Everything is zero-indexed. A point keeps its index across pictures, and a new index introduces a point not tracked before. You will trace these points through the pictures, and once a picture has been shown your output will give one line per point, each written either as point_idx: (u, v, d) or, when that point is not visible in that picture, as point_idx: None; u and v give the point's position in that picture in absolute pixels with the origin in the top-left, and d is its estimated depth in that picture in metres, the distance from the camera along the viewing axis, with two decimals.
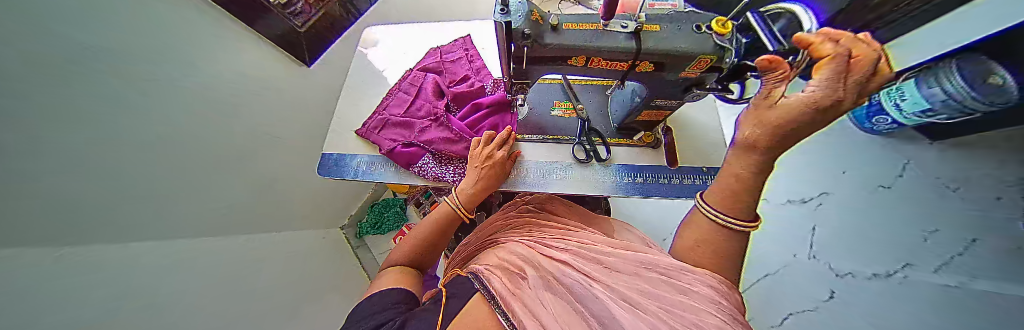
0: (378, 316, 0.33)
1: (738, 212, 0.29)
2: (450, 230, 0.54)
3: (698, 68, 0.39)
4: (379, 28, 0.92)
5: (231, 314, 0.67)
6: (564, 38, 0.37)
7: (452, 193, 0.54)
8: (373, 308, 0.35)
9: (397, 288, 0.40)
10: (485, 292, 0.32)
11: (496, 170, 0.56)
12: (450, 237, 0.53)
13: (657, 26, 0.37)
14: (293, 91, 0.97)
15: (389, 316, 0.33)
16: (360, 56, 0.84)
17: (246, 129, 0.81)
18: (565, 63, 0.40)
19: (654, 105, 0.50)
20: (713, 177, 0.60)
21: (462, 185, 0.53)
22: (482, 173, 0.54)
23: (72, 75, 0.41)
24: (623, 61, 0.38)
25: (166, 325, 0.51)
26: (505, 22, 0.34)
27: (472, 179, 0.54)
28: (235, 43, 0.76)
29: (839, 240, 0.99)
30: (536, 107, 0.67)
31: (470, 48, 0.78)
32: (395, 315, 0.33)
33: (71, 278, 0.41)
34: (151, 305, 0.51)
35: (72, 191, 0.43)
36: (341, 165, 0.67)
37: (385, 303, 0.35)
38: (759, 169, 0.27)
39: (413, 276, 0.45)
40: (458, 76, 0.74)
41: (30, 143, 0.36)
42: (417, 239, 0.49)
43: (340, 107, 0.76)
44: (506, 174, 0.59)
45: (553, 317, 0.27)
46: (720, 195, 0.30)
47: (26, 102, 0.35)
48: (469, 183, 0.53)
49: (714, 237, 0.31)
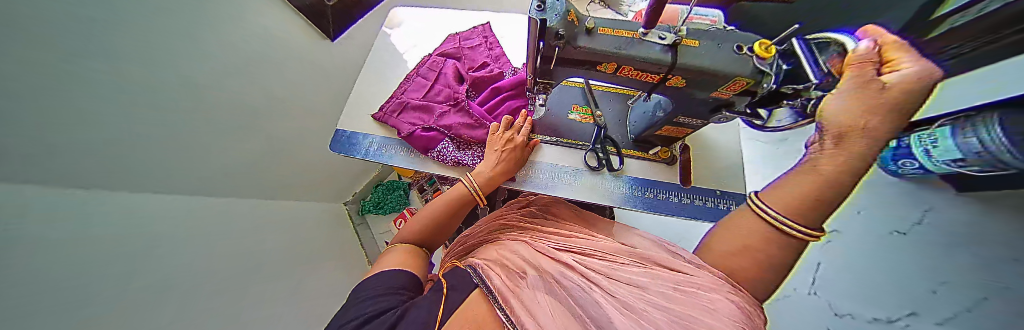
0: (380, 300, 0.33)
1: (807, 218, 0.25)
2: (460, 214, 0.53)
3: (731, 90, 0.37)
4: (404, 10, 0.91)
5: (241, 292, 0.67)
6: (597, 43, 0.35)
7: (469, 175, 0.54)
8: (376, 289, 0.35)
9: (402, 270, 0.40)
10: (485, 288, 0.32)
11: (516, 154, 0.56)
12: (461, 219, 0.53)
13: (696, 41, 0.35)
14: (313, 62, 0.98)
15: (392, 302, 0.33)
16: (384, 36, 0.84)
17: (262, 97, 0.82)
18: (594, 68, 0.39)
19: (676, 122, 0.49)
20: (727, 202, 0.58)
21: (480, 168, 0.54)
22: (502, 156, 0.55)
23: (75, 63, 0.41)
24: (655, 73, 0.37)
25: (176, 310, 0.50)
26: (541, 20, 0.33)
27: (490, 164, 0.54)
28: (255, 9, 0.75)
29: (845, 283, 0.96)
30: (554, 108, 0.66)
31: (490, 36, 0.77)
32: (397, 301, 0.33)
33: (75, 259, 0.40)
34: (161, 288, 0.50)
35: (65, 172, 0.44)
36: (353, 143, 0.67)
37: (388, 286, 0.36)
38: (835, 185, 0.25)
39: (418, 256, 0.46)
40: (477, 62, 0.73)
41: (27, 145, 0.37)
42: (422, 221, 0.49)
43: (359, 86, 0.76)
44: (525, 161, 0.59)
45: (551, 319, 0.27)
46: (779, 197, 0.27)
47: (16, 106, 0.35)
48: (488, 166, 0.54)
49: (764, 243, 0.27)
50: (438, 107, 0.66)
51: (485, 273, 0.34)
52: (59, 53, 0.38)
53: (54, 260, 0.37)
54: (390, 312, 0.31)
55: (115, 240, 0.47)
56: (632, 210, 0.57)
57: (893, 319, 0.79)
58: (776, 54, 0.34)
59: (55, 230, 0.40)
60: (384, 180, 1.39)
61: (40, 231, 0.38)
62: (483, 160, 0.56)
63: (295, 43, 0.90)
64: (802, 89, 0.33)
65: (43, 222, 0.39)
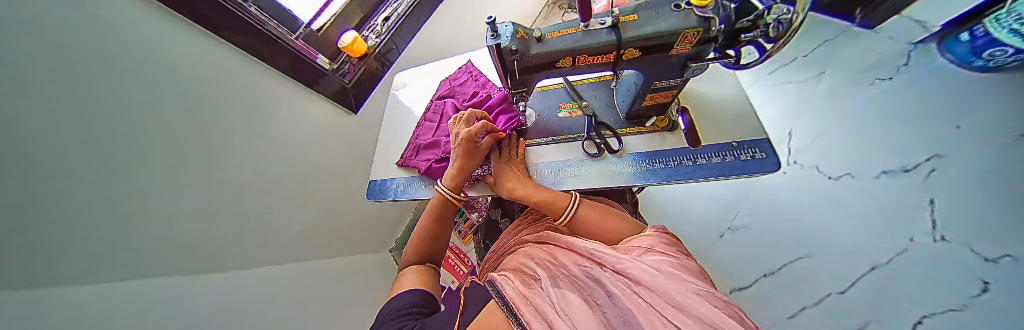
0: (402, 320, 0.36)
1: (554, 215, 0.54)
2: (448, 216, 0.60)
3: (687, 43, 0.39)
4: (404, 73, 1.09)
5: None
6: (549, 46, 0.41)
7: (440, 184, 0.61)
8: (390, 314, 0.38)
9: (414, 290, 0.43)
10: (497, 298, 0.33)
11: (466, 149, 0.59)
12: (450, 221, 0.60)
13: (634, 15, 0.39)
14: (342, 134, 1.19)
15: (403, 323, 0.35)
16: (393, 97, 1.01)
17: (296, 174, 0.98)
18: (555, 67, 0.45)
19: (656, 88, 0.50)
20: (747, 151, 0.54)
21: (446, 175, 0.61)
22: (458, 153, 0.60)
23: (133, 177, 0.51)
24: (607, 53, 0.41)
25: None
26: (496, 45, 0.41)
27: (451, 162, 0.63)
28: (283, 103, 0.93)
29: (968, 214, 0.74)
30: (544, 112, 0.72)
31: (473, 70, 0.88)
32: (414, 320, 0.36)
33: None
34: None
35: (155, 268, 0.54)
36: (384, 189, 0.78)
37: (406, 306, 0.39)
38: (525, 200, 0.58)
39: (427, 273, 0.51)
40: (468, 94, 0.83)
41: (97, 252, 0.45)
42: (417, 236, 0.56)
43: (381, 142, 0.90)
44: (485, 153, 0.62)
45: (561, 315, 0.28)
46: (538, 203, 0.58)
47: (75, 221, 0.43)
48: (452, 169, 0.61)
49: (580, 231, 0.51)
50: (444, 140, 0.75)
51: (498, 283, 0.36)
52: (115, 163, 0.49)
53: (163, 309, 0.49)
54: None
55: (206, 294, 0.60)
56: (645, 185, 0.55)
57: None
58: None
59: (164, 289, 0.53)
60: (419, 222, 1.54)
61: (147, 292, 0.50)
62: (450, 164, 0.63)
63: (323, 122, 1.10)
64: (755, 18, 0.34)
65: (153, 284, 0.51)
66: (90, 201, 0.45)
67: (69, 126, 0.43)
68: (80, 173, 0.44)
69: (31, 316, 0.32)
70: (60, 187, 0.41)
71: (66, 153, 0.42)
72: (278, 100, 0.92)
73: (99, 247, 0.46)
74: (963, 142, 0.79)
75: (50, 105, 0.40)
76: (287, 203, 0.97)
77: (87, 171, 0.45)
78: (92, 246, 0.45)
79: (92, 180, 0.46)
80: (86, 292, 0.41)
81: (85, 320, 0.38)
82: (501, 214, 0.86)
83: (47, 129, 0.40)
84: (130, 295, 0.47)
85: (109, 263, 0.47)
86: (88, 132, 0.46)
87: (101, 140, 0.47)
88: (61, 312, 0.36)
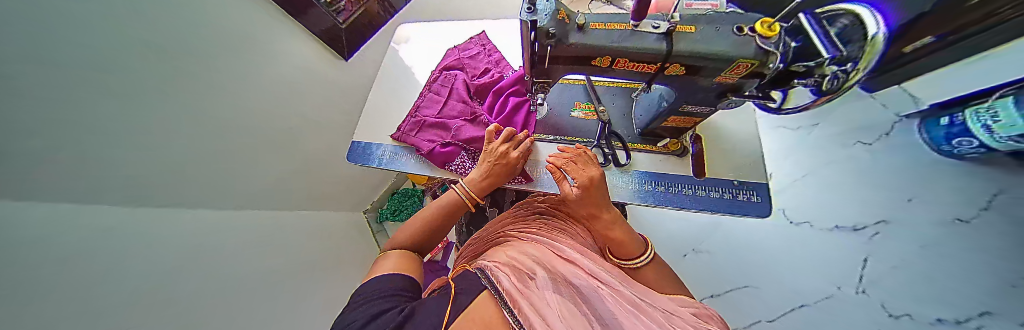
0: (384, 301, 0.32)
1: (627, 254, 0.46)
2: (456, 216, 0.54)
3: (735, 73, 0.36)
4: (410, 25, 0.97)
5: (275, 305, 0.70)
6: (590, 38, 0.36)
7: (462, 182, 0.55)
8: (373, 293, 0.34)
9: (397, 274, 0.39)
10: (492, 290, 0.31)
11: (505, 170, 0.55)
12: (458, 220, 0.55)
13: (692, 27, 0.34)
14: (331, 82, 1.05)
15: (390, 305, 0.32)
16: (393, 51, 0.89)
17: (276, 120, 0.88)
18: (588, 63, 0.40)
19: (681, 111, 0.48)
20: (745, 192, 0.55)
21: (472, 175, 0.55)
22: (491, 169, 0.55)
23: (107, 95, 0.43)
24: (651, 63, 0.36)
25: (225, 321, 0.54)
26: (531, 22, 0.34)
27: (481, 171, 0.55)
28: (267, 33, 0.79)
29: (907, 285, 0.88)
30: (556, 107, 0.67)
31: (487, 44, 0.80)
32: (398, 304, 0.33)
33: (137, 279, 0.43)
34: (210, 305, 0.53)
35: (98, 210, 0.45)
36: (368, 154, 0.71)
37: (391, 288, 0.35)
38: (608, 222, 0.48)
39: (413, 260, 0.45)
40: (479, 69, 0.75)
41: (46, 182, 0.38)
42: (413, 225, 0.50)
43: (373, 102, 0.80)
44: (516, 174, 0.58)
45: (559, 319, 0.27)
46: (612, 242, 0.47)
47: (41, 146, 0.36)
48: (479, 176, 0.55)
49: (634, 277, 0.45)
50: (453, 122, 0.66)
51: (494, 275, 0.34)
52: (93, 80, 0.40)
53: (141, 253, 0.46)
54: (394, 312, 0.30)
55: (177, 238, 0.55)
56: (644, 205, 0.55)
57: (898, 313, 0.86)
58: (780, 32, 0.33)
59: (132, 230, 0.48)
60: (398, 189, 1.48)
61: (122, 238, 0.45)
62: (475, 168, 0.57)
63: (315, 66, 0.97)
64: (815, 66, 0.32)
65: (123, 228, 0.47)
66: (82, 133, 0.40)
67: (68, 51, 0.36)
68: (74, 104, 0.38)
69: (15, 254, 0.30)
70: (38, 172, 0.36)
71: (65, 85, 0.37)
72: (270, 39, 0.80)
73: (51, 178, 0.38)
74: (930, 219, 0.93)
75: (41, 43, 0.32)
76: (266, 148, 0.87)
77: (71, 84, 0.37)
78: (64, 179, 0.40)
79: (92, 105, 0.41)
80: (51, 230, 0.36)
81: (60, 260, 0.35)
82: (489, 202, 0.83)
83: (44, 54, 0.33)
84: (105, 239, 0.43)
85: (50, 194, 0.38)
86: (81, 37, 0.38)
87: (99, 61, 0.41)
88: (36, 248, 0.33)
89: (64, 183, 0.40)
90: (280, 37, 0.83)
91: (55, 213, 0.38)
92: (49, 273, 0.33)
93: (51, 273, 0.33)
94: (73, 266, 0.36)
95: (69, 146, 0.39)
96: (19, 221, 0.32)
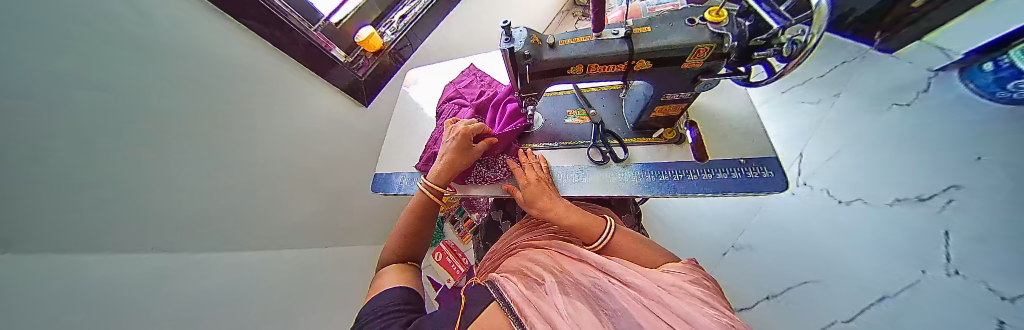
0: (390, 315, 0.36)
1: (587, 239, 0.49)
2: (428, 216, 0.59)
3: (699, 57, 0.39)
4: (417, 70, 1.12)
5: None
6: (560, 52, 0.42)
7: (424, 179, 0.61)
8: (382, 308, 0.37)
9: (400, 287, 0.43)
10: (501, 301, 0.33)
11: (461, 146, 0.61)
12: (433, 221, 0.60)
13: (648, 27, 0.39)
14: (349, 125, 1.19)
15: (395, 319, 0.35)
16: (404, 93, 1.03)
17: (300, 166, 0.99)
18: (565, 73, 0.45)
19: (665, 100, 0.50)
20: (754, 169, 0.54)
21: (433, 168, 0.62)
22: (447, 152, 0.62)
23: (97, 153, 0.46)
24: (619, 63, 0.41)
25: None
26: (509, 49, 0.41)
27: (440, 158, 0.63)
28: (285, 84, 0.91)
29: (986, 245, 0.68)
30: (551, 117, 0.73)
31: (478, 71, 0.90)
32: (403, 317, 0.36)
33: (167, 317, 0.46)
34: None
35: (134, 259, 0.49)
36: (387, 182, 0.80)
37: (392, 303, 0.38)
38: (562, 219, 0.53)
39: (409, 271, 0.50)
40: (475, 94, 0.84)
41: (64, 235, 0.41)
42: (396, 239, 0.55)
43: (392, 137, 0.91)
44: (477, 150, 0.63)
45: (567, 322, 0.29)
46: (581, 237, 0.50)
47: (38, 205, 0.38)
48: (438, 163, 0.62)
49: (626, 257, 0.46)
50: None
51: (501, 285, 0.36)
52: (77, 139, 0.43)
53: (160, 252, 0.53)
54: (400, 325, 0.33)
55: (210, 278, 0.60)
56: (647, 196, 0.55)
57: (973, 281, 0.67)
58: (727, 17, 0.37)
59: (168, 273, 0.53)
60: None
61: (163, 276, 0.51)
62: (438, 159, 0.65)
63: (333, 112, 1.11)
64: (772, 36, 0.34)
65: (156, 271, 0.51)
66: (73, 133, 0.43)
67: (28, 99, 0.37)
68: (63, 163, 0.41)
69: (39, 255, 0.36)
70: (48, 225, 0.39)
71: (27, 136, 0.37)
72: (286, 91, 0.92)
73: (69, 228, 0.42)
74: (987, 175, 0.72)
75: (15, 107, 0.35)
76: None
77: (59, 145, 0.41)
78: (26, 167, 0.37)
79: (86, 164, 0.45)
80: (84, 278, 0.40)
81: (89, 270, 0.41)
82: (502, 216, 0.86)
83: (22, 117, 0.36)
84: (137, 284, 0.46)
85: (76, 243, 0.42)
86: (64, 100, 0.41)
87: (103, 127, 0.47)
88: (54, 255, 0.38)
89: (81, 238, 0.43)
90: (293, 89, 0.94)
91: (88, 262, 0.42)
92: (75, 311, 0.35)
93: (76, 312, 0.35)
94: (103, 306, 0.39)
95: (64, 202, 0.41)
96: (41, 270, 0.35)
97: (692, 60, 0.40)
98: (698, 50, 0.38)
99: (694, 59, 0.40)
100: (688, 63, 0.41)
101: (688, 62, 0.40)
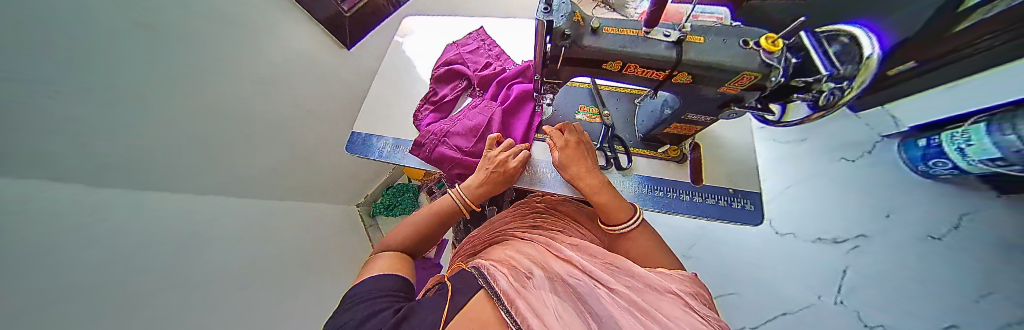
0: (382, 300, 0.30)
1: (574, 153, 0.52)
2: (449, 223, 0.51)
3: (739, 84, 0.37)
4: (415, 19, 0.96)
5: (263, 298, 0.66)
6: (603, 41, 0.37)
7: (456, 187, 0.52)
8: (371, 291, 0.31)
9: (391, 274, 0.36)
10: (490, 291, 0.29)
11: (506, 177, 0.54)
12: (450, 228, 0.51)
13: (700, 37, 0.36)
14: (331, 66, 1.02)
15: (386, 305, 0.29)
16: (396, 44, 0.88)
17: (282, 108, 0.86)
18: (599, 67, 0.41)
19: (686, 119, 0.49)
20: (740, 199, 0.56)
21: (468, 181, 0.53)
22: (488, 176, 0.53)
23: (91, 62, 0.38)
24: (661, 70, 0.38)
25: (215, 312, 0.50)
26: (547, 21, 0.35)
27: (477, 175, 0.54)
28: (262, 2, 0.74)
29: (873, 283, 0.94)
30: (561, 109, 0.69)
31: (487, 39, 0.80)
32: (399, 303, 0.31)
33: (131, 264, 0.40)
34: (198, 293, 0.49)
35: (93, 191, 0.41)
36: (368, 145, 0.70)
37: (384, 288, 0.32)
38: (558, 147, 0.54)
39: (407, 261, 0.41)
40: (481, 64, 0.75)
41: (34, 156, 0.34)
42: (406, 231, 0.45)
43: (376, 91, 0.79)
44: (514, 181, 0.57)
45: (555, 316, 0.24)
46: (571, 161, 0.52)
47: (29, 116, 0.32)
48: (475, 180, 0.53)
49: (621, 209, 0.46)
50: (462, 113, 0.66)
51: (490, 274, 0.32)
52: (72, 40, 0.36)
53: (125, 191, 0.46)
54: (393, 311, 0.28)
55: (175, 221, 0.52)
56: (642, 208, 0.56)
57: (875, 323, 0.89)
58: (783, 48, 0.35)
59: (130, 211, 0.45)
60: (394, 183, 1.45)
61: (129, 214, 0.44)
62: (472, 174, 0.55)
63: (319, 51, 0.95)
64: (813, 81, 0.35)
65: (119, 210, 0.43)
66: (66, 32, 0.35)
67: None
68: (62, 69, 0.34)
69: (21, 181, 0.32)
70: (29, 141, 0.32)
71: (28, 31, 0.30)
72: (266, 14, 0.75)
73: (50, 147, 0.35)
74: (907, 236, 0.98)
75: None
76: (272, 137, 0.84)
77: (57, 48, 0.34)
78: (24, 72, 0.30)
79: (93, 73, 0.39)
80: (45, 206, 0.33)
81: (50, 199, 0.34)
82: (489, 201, 0.83)
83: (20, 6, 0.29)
84: (100, 220, 0.39)
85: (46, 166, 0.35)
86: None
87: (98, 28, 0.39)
88: (14, 179, 0.31)
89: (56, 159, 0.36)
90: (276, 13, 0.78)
91: (47, 189, 0.35)
92: (38, 247, 0.30)
93: (40, 249, 0.30)
94: (63, 243, 0.33)
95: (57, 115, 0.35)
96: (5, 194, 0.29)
97: (728, 86, 0.38)
98: (742, 79, 0.36)
99: (732, 85, 0.38)
100: (725, 87, 0.38)
101: (724, 85, 0.38)
